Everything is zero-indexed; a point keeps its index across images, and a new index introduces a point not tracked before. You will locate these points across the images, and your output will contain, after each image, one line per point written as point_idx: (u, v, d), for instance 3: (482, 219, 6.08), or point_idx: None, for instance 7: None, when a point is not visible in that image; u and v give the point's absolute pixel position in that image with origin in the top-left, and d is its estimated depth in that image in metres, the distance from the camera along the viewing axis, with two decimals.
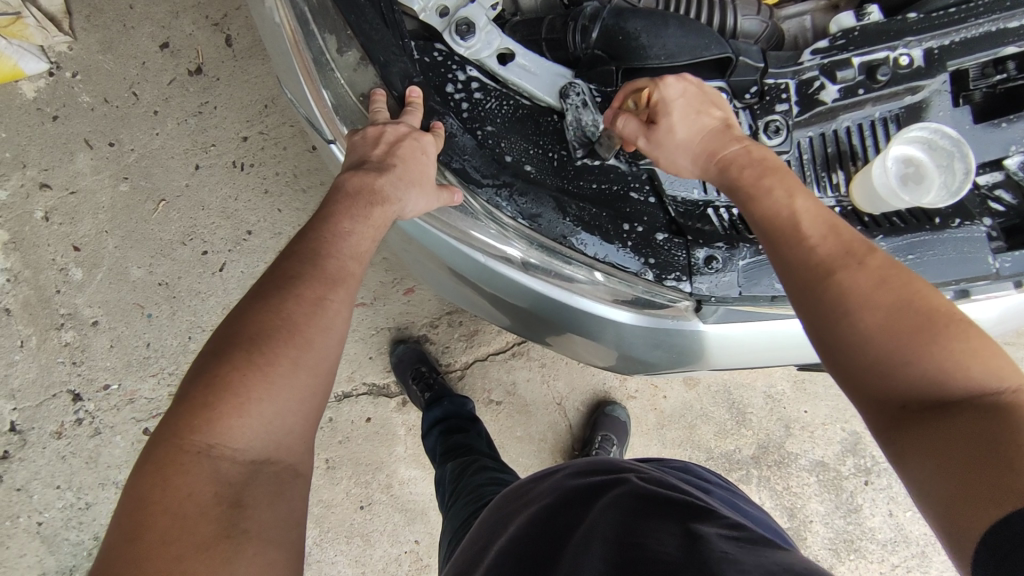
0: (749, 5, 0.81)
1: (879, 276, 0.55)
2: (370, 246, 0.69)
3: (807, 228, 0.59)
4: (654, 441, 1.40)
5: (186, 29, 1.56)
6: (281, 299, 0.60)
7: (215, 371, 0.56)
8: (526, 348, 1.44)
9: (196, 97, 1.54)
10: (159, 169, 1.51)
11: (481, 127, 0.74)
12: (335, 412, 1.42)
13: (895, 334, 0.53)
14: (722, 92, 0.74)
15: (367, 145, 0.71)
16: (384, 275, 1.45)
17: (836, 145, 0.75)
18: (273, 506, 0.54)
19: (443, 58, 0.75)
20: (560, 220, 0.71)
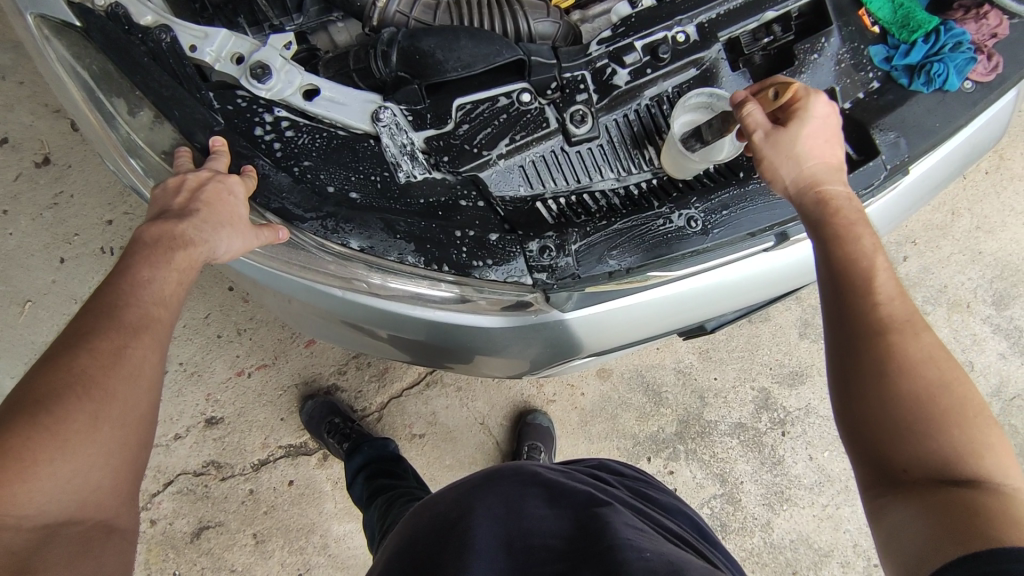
0: (538, 9, 0.86)
1: (930, 352, 0.60)
2: (177, 289, 0.67)
3: (880, 284, 0.63)
4: (581, 439, 1.42)
5: (25, 120, 1.48)
6: (75, 357, 0.59)
7: (4, 438, 0.54)
8: (439, 375, 1.43)
9: (48, 188, 1.46)
10: (18, 270, 1.42)
11: (298, 163, 0.74)
12: (255, 483, 1.36)
13: (921, 403, 0.59)
14: (525, 92, 0.78)
15: (168, 196, 0.70)
16: (281, 331, 1.43)
17: (641, 123, 0.80)
18: (77, 564, 0.56)
19: (247, 104, 0.76)
20: (391, 239, 0.71)
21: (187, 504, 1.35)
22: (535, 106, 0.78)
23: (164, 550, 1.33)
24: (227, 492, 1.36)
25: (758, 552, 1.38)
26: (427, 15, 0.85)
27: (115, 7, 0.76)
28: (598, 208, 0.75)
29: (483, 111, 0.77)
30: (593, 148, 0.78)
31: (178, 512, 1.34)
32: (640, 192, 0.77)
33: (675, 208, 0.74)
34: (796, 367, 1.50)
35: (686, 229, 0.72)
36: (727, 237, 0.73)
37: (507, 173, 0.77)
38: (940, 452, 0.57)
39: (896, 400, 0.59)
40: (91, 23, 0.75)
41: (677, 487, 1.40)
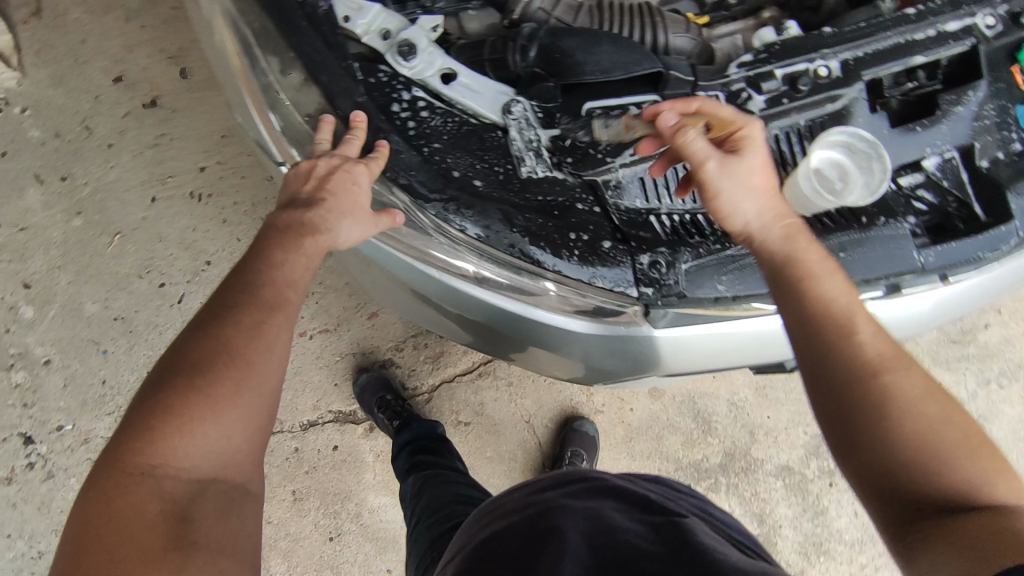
0: (678, 23, 0.86)
1: (922, 386, 0.63)
2: (306, 274, 0.70)
3: (859, 323, 0.65)
4: (623, 454, 1.41)
5: (141, 62, 1.56)
6: (223, 330, 0.64)
7: (164, 396, 0.61)
8: (492, 367, 1.44)
9: (153, 129, 1.54)
10: (114, 203, 1.50)
11: (427, 144, 0.76)
12: (301, 441, 1.40)
13: (919, 443, 0.61)
14: (655, 105, 0.79)
15: (299, 181, 0.73)
16: (347, 300, 1.46)
17: (766, 152, 0.78)
18: (218, 521, 0.60)
19: (388, 79, 0.78)
20: (509, 231, 0.72)
21: None
22: None
23: None
24: (273, 445, 1.40)
25: None
26: (568, 16, 0.88)
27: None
28: (712, 231, 0.75)
29: (612, 117, 0.78)
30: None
31: None
32: None
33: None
34: None
35: None
36: (839, 279, 0.73)
37: (626, 182, 0.77)
38: (947, 481, 0.60)
39: (898, 433, 0.61)
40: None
41: None
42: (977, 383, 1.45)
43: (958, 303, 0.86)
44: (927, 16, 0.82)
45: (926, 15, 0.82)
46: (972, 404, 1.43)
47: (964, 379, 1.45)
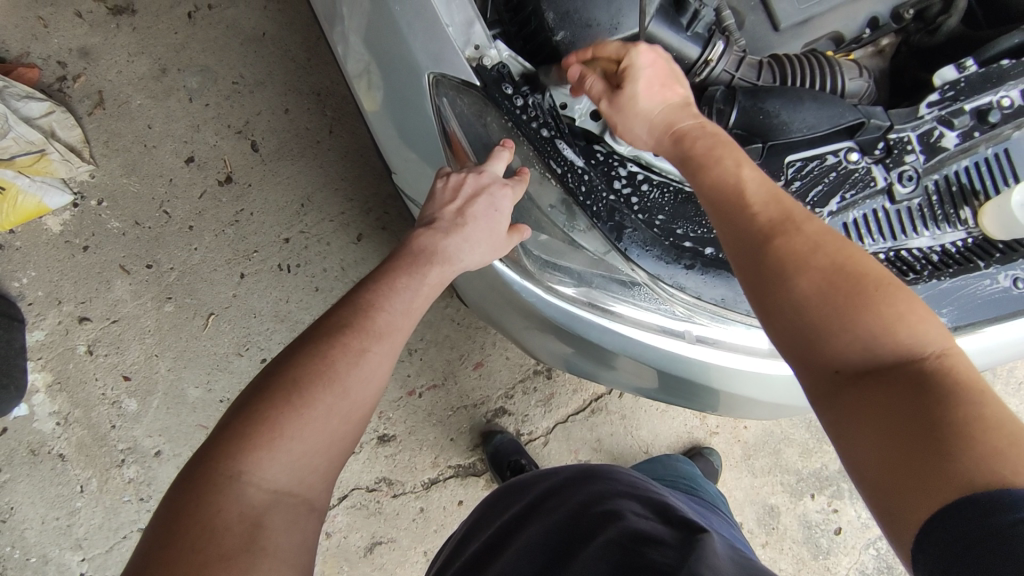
0: (852, 69, 0.92)
1: (815, 242, 0.56)
2: (421, 304, 0.74)
3: (751, 194, 0.61)
4: (744, 473, 1.42)
5: (210, 140, 1.55)
6: (330, 343, 0.64)
7: (273, 393, 0.60)
8: (604, 402, 1.45)
9: (230, 206, 1.53)
10: (202, 284, 1.49)
11: (653, 217, 0.83)
12: (426, 500, 1.40)
13: (831, 295, 0.54)
14: (852, 150, 0.78)
15: (447, 194, 0.80)
16: (451, 353, 1.46)
17: (959, 183, 0.79)
18: (289, 533, 0.55)
19: (605, 156, 0.84)
20: (742, 295, 0.83)
21: (362, 519, 1.39)
22: (863, 167, 0.77)
23: (338, 562, 1.37)
24: (398, 508, 1.39)
25: None
26: (751, 73, 0.91)
27: (500, 66, 0.84)
28: (924, 265, 0.77)
29: (814, 168, 0.77)
30: (915, 208, 0.78)
31: (353, 526, 1.38)
32: (960, 253, 0.78)
33: (1001, 269, 0.77)
34: None
35: (1012, 289, 0.77)
36: None
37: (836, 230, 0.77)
38: (864, 342, 0.52)
39: (800, 301, 0.55)
40: (489, 84, 0.83)
41: (842, 525, 1.41)
42: None
43: None
44: None
45: None
46: None
47: None
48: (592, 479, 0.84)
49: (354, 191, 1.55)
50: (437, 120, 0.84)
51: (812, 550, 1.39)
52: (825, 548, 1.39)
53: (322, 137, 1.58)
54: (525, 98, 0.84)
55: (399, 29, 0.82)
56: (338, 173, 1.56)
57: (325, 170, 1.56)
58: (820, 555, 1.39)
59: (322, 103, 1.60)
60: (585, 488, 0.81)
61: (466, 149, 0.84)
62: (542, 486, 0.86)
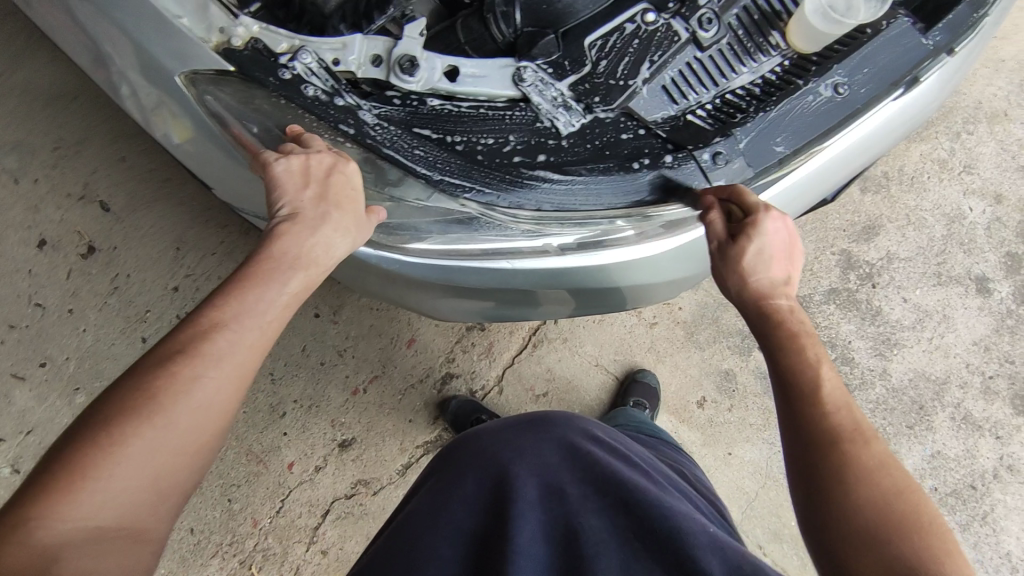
0: None
1: (883, 461, 0.61)
2: (278, 316, 0.68)
3: (826, 395, 0.64)
4: (693, 349, 1.46)
5: (54, 216, 1.44)
6: (156, 374, 0.61)
7: (87, 428, 0.58)
8: (542, 333, 1.45)
9: (104, 275, 1.43)
10: (106, 362, 1.41)
11: (477, 141, 0.80)
12: (407, 486, 1.40)
13: (872, 524, 0.58)
14: (648, 11, 0.84)
15: (295, 182, 0.72)
16: (381, 340, 1.44)
17: (759, 10, 0.85)
18: (95, 563, 0.55)
19: (402, 98, 0.81)
20: (588, 192, 0.77)
21: (352, 527, 1.38)
22: (662, 22, 0.84)
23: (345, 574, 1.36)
24: (384, 503, 1.39)
25: (884, 400, 1.45)
26: None
27: (254, 42, 0.78)
28: (749, 101, 0.80)
29: (615, 42, 0.84)
30: (723, 47, 0.83)
31: (346, 537, 1.37)
32: (780, 75, 0.82)
33: (818, 82, 0.78)
34: (867, 222, 1.52)
35: (835, 97, 0.77)
36: (873, 93, 0.78)
37: (651, 96, 0.82)
38: (901, 558, 0.56)
39: (854, 502, 0.59)
40: (246, 64, 0.77)
41: None
42: (951, 142, 1.56)
43: (963, 67, 0.89)
44: None
45: None
46: (954, 160, 1.55)
47: (938, 142, 1.55)
48: (543, 433, 0.88)
49: (224, 217, 1.47)
50: (213, 121, 0.79)
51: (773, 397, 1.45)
52: None
53: (169, 173, 1.49)
54: (290, 65, 0.78)
55: (156, 40, 0.75)
56: (201, 203, 1.48)
57: (187, 205, 1.47)
58: None
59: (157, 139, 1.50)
60: (529, 450, 0.85)
61: (254, 141, 0.77)
62: (480, 436, 0.90)
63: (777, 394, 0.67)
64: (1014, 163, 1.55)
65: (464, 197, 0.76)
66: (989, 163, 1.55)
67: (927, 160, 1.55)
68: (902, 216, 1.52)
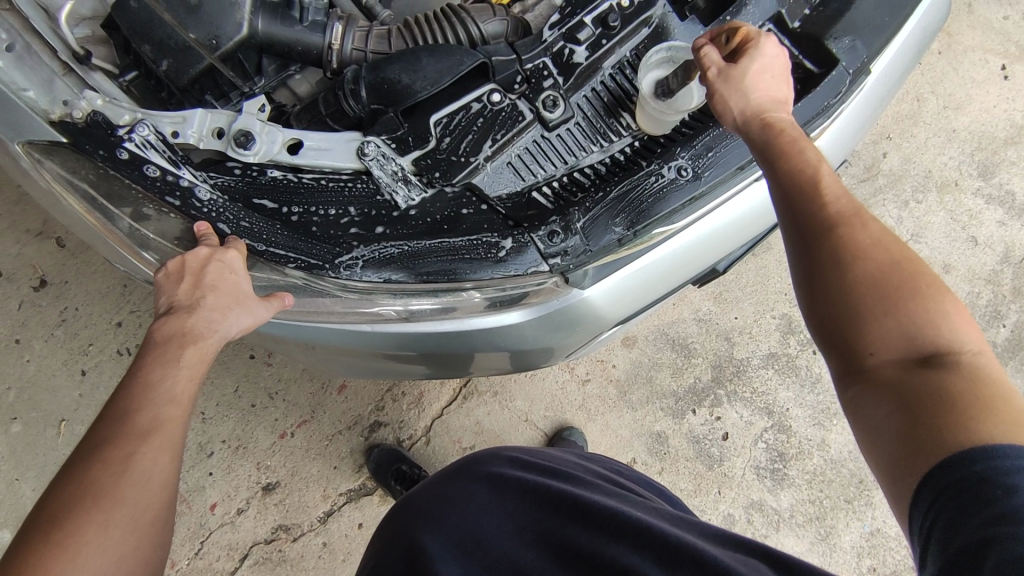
0: (484, 12, 0.96)
1: (878, 236, 0.65)
2: (189, 386, 0.69)
3: (826, 184, 0.68)
4: (625, 409, 1.43)
5: (12, 250, 1.50)
6: (85, 466, 0.61)
7: (30, 538, 0.58)
8: (473, 385, 1.45)
9: (53, 308, 1.48)
10: (45, 393, 1.44)
11: (322, 212, 0.84)
12: (326, 534, 1.39)
13: (884, 281, 0.63)
14: (494, 92, 0.90)
15: (171, 282, 0.74)
16: (312, 384, 1.45)
17: (609, 93, 0.93)
18: None
19: (242, 170, 0.84)
20: (421, 263, 0.81)
21: (268, 573, 1.36)
22: (508, 102, 0.90)
23: None
24: (302, 551, 1.38)
25: (821, 471, 1.41)
26: (381, 45, 0.95)
27: (94, 113, 0.80)
28: (592, 181, 0.88)
29: (460, 120, 0.89)
30: (571, 126, 0.91)
31: None
32: (628, 155, 0.90)
33: (662, 165, 0.84)
34: None
35: (679, 179, 0.83)
36: (719, 175, 0.84)
37: (494, 173, 0.89)
38: (900, 329, 0.61)
39: (878, 261, 0.64)
40: (79, 136, 0.79)
41: (728, 429, 1.43)
42: (899, 210, 1.54)
43: (831, 150, 0.96)
44: None
45: None
46: (901, 227, 1.53)
47: (885, 209, 1.54)
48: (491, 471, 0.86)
49: None
50: (59, 190, 0.79)
51: (706, 462, 1.41)
52: (718, 457, 1.41)
53: None
54: (127, 139, 0.80)
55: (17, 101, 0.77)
56: None
57: None
58: (715, 465, 1.41)
59: None
60: (459, 497, 0.83)
61: (97, 215, 0.80)
62: (410, 502, 0.85)
63: (784, 204, 0.69)
64: (964, 234, 1.53)
65: (296, 266, 0.80)
66: (936, 233, 1.53)
67: None
68: None
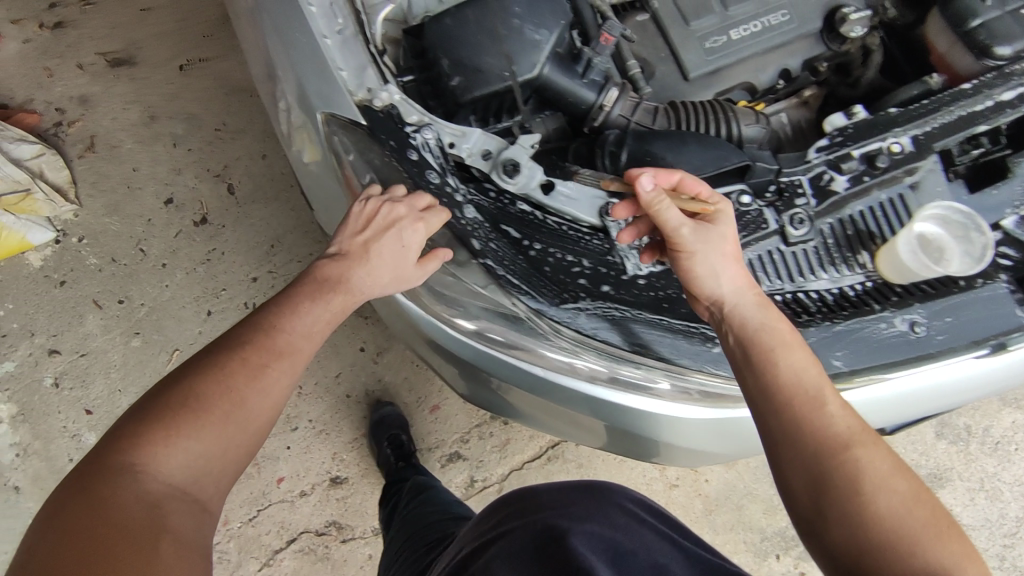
0: (748, 115, 1.02)
1: (886, 464, 0.63)
2: (325, 328, 0.76)
3: (832, 401, 0.66)
4: (705, 529, 1.37)
5: (190, 183, 1.62)
6: (228, 357, 0.70)
7: (167, 399, 0.67)
8: (561, 450, 1.42)
9: (204, 245, 1.57)
10: (170, 320, 1.52)
11: (553, 254, 0.87)
12: (375, 546, 1.38)
13: (900, 519, 0.61)
14: (744, 193, 0.90)
15: (356, 222, 0.80)
16: (409, 395, 1.47)
17: (854, 227, 0.91)
18: (183, 524, 0.64)
19: (497, 195, 0.90)
20: (633, 333, 0.82)
21: (310, 564, 1.36)
22: (754, 207, 0.90)
23: None
24: (347, 554, 1.37)
25: None
26: (647, 117, 1.01)
27: (390, 107, 0.88)
28: (818, 306, 0.87)
29: None
30: (809, 247, 0.89)
31: (300, 571, 1.35)
32: (859, 294, 0.88)
33: (896, 313, 0.85)
34: (935, 470, 1.40)
35: (910, 332, 0.84)
36: (949, 343, 0.84)
37: None
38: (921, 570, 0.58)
39: (887, 491, 0.62)
40: (377, 124, 0.86)
41: None
42: None
43: None
44: (983, 90, 0.95)
45: (982, 88, 0.95)
46: None
47: None
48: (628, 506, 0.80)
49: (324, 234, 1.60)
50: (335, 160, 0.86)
51: None
52: None
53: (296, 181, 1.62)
54: (414, 137, 0.87)
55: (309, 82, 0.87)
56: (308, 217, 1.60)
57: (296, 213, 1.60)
58: None
59: None
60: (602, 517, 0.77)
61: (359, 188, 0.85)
62: (538, 495, 0.81)
63: (767, 415, 0.68)
64: None
65: (523, 298, 0.82)
66: None
67: (1017, 432, 1.43)
68: (975, 480, 1.40)
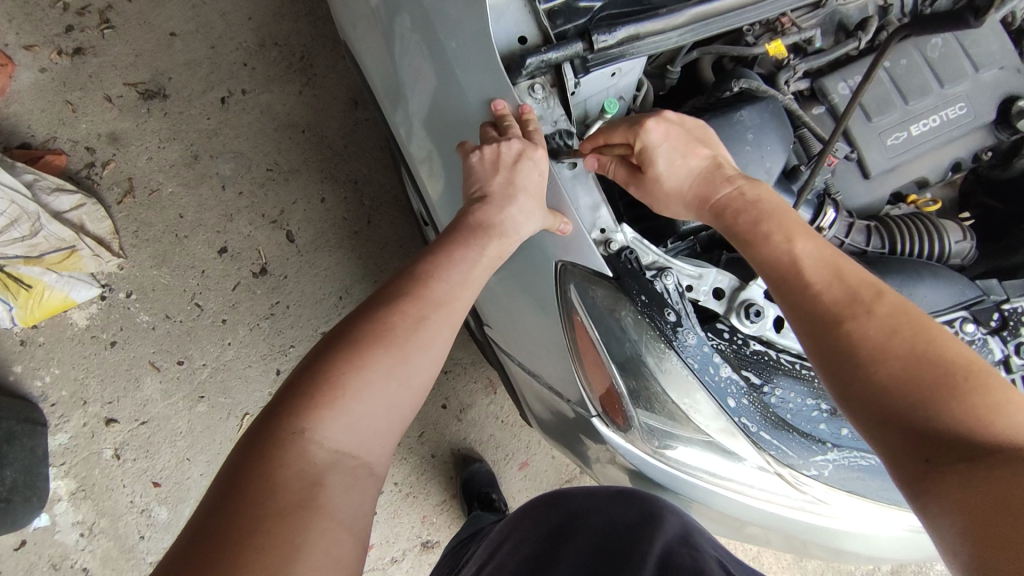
0: (957, 231, 1.08)
1: (886, 324, 0.62)
2: (484, 274, 0.80)
3: (827, 298, 0.66)
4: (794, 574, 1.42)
5: (244, 230, 1.51)
6: (389, 312, 0.71)
7: (332, 357, 0.66)
8: None
9: (266, 298, 1.48)
10: (236, 381, 1.44)
11: (790, 396, 0.89)
12: None
13: (918, 378, 0.59)
14: (967, 320, 0.93)
15: (487, 169, 0.83)
16: (496, 453, 1.44)
17: None
18: (347, 494, 0.61)
19: (732, 334, 0.89)
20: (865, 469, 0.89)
21: None
22: (978, 335, 0.92)
23: None
24: None
25: None
26: (860, 238, 1.05)
27: (626, 250, 0.87)
28: None
29: None
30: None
31: None
32: None
33: None
34: None
35: None
36: None
37: None
38: (952, 425, 0.56)
39: (880, 372, 0.60)
40: (622, 276, 0.87)
41: None
42: None
43: None
44: None
45: None
46: None
47: None
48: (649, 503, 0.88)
49: None
50: (562, 308, 0.88)
51: None
52: None
53: (360, 227, 1.54)
54: (655, 280, 0.87)
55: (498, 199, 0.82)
56: (377, 266, 1.53)
57: (364, 262, 1.53)
58: None
59: (358, 191, 1.57)
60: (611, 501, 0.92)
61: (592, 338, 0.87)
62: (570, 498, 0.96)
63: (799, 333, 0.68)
64: None
65: (769, 452, 0.86)
66: None
67: None
68: None
